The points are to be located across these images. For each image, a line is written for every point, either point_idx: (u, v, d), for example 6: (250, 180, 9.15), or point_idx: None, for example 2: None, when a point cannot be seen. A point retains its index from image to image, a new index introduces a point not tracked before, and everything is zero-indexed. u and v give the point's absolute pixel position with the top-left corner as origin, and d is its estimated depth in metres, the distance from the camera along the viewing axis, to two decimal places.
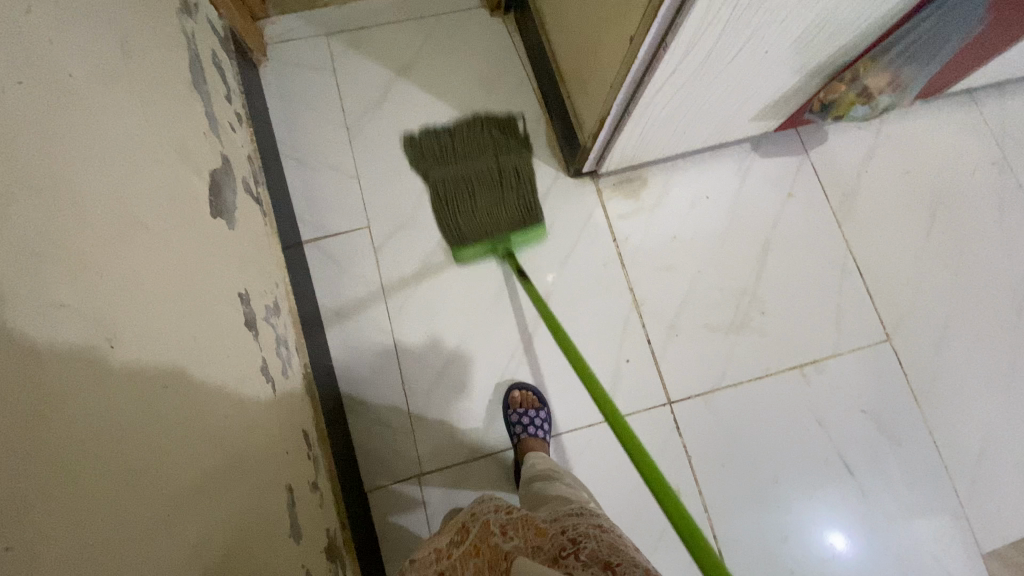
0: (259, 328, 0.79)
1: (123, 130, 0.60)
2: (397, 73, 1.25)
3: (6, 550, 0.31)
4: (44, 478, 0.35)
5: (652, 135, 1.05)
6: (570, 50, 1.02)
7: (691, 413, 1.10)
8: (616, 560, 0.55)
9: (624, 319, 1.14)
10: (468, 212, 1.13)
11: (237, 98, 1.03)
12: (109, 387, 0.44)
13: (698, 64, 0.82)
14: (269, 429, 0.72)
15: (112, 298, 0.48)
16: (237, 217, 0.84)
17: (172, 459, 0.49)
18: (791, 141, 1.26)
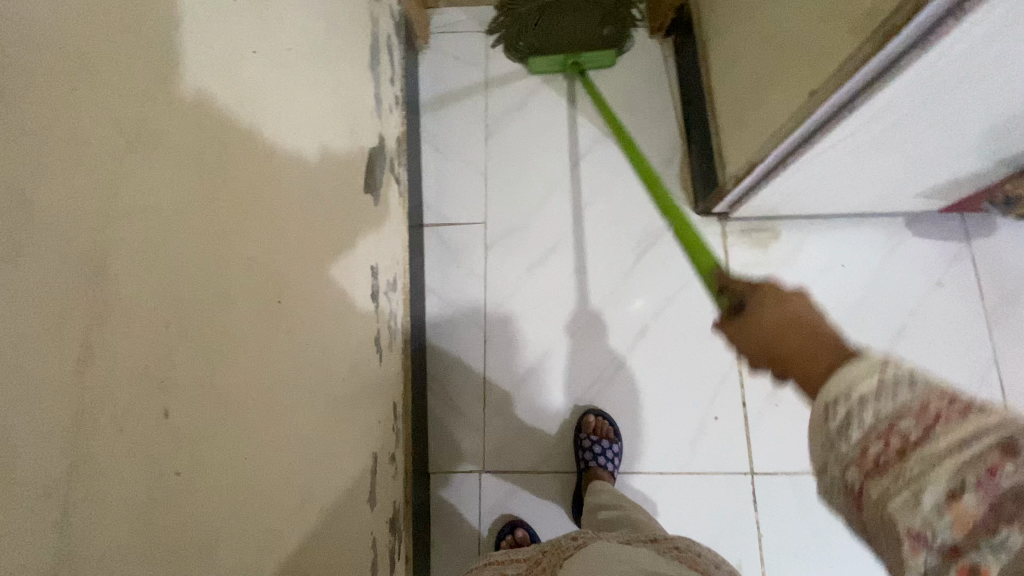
0: (379, 301, 0.84)
1: (315, 103, 0.66)
2: (544, 80, 1.27)
3: (177, 474, 0.34)
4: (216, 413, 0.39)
5: (801, 191, 0.99)
6: (734, 88, 0.98)
7: (773, 490, 1.02)
8: None
9: (721, 373, 1.09)
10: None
11: (398, 81, 1.10)
12: (273, 338, 0.48)
13: (884, 129, 0.75)
14: (370, 397, 0.77)
15: (286, 258, 0.53)
16: (380, 194, 0.89)
17: (302, 412, 0.53)
18: (953, 225, 1.14)
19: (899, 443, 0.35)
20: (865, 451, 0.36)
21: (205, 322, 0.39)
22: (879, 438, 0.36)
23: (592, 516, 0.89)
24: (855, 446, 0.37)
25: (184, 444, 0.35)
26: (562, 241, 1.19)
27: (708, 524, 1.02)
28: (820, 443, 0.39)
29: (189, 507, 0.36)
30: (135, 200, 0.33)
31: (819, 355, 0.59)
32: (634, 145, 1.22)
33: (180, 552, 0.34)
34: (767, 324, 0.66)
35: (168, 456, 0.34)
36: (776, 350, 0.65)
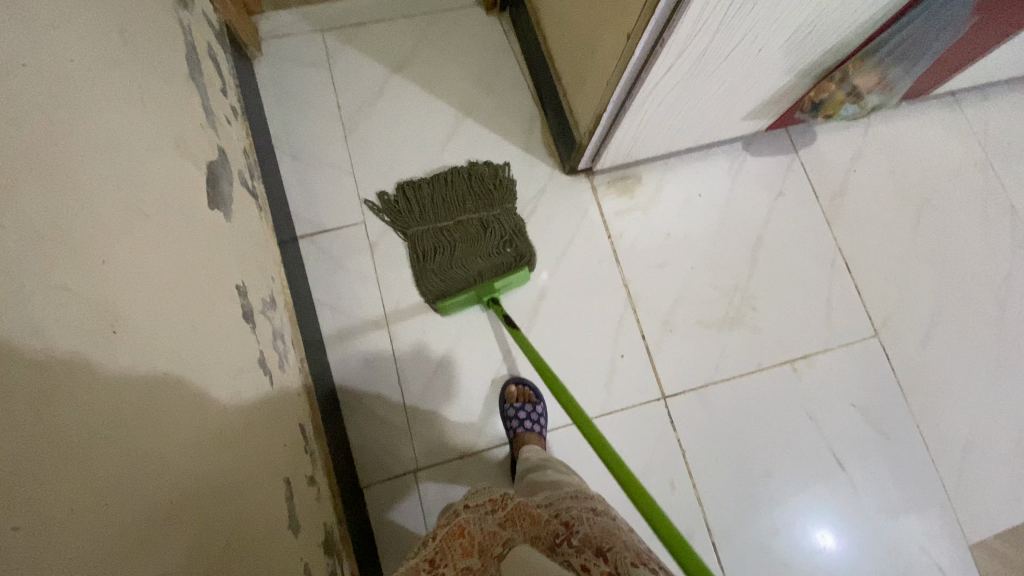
0: (256, 321, 0.79)
1: (124, 117, 0.60)
2: (392, 70, 1.25)
3: (15, 530, 0.31)
4: (50, 457, 0.35)
5: (648, 133, 1.07)
6: (567, 48, 1.03)
7: (685, 409, 1.11)
8: (607, 546, 0.63)
9: (619, 316, 1.15)
10: (449, 242, 1.14)
11: (232, 92, 1.02)
12: (114, 372, 0.44)
13: (694, 62, 0.84)
14: (266, 422, 0.72)
15: (116, 285, 0.48)
16: (234, 209, 0.83)
17: (176, 447, 0.49)
18: (781, 141, 1.29)
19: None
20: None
21: (10, 359, 0.34)
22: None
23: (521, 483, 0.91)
24: None
25: (12, 496, 0.31)
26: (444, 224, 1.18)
27: (638, 456, 1.08)
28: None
29: (39, 563, 0.32)
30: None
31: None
32: (494, 120, 1.25)
33: None
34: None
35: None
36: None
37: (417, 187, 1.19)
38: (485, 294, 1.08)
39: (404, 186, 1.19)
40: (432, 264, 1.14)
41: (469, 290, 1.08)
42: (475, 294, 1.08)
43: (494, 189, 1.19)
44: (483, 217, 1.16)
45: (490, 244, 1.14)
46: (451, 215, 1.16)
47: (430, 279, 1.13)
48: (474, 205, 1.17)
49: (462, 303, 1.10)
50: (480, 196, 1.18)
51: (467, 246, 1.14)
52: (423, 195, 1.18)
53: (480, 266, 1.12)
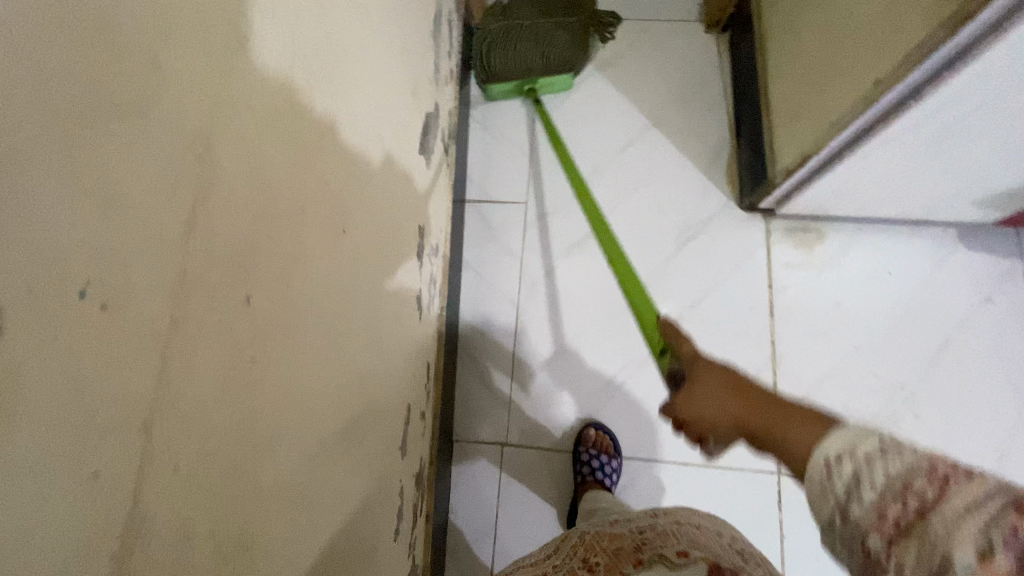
0: (423, 261, 0.86)
1: (387, 55, 0.68)
2: (596, 68, 1.28)
3: (253, 360, 0.37)
4: (286, 311, 0.41)
5: (853, 190, 0.97)
6: (794, 81, 0.97)
7: (800, 492, 1.00)
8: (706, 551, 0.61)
9: (753, 370, 1.07)
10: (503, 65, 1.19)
11: (454, 56, 1.11)
12: (334, 262, 0.50)
13: (948, 124, 0.74)
14: (408, 351, 0.78)
15: (353, 193, 0.55)
16: (432, 159, 0.91)
17: (351, 343, 0.55)
18: (1010, 241, 1.10)
19: (915, 504, 0.35)
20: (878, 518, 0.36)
21: (282, 223, 0.40)
22: (897, 496, 0.36)
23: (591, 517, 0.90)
24: (868, 507, 0.37)
25: (257, 333, 0.37)
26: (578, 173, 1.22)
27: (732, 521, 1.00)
28: (828, 520, 0.40)
29: (257, 393, 0.37)
30: (233, 88, 0.34)
31: (811, 431, 0.46)
32: (680, 138, 1.22)
33: (251, 432, 0.37)
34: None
35: (243, 339, 0.35)
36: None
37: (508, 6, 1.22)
38: (529, 88, 1.22)
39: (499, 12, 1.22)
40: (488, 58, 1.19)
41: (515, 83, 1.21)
42: (518, 86, 1.22)
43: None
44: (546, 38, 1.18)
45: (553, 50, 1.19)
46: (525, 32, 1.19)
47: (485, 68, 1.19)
48: (556, 39, 1.19)
49: (506, 91, 1.24)
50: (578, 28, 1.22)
51: (549, 28, 1.20)
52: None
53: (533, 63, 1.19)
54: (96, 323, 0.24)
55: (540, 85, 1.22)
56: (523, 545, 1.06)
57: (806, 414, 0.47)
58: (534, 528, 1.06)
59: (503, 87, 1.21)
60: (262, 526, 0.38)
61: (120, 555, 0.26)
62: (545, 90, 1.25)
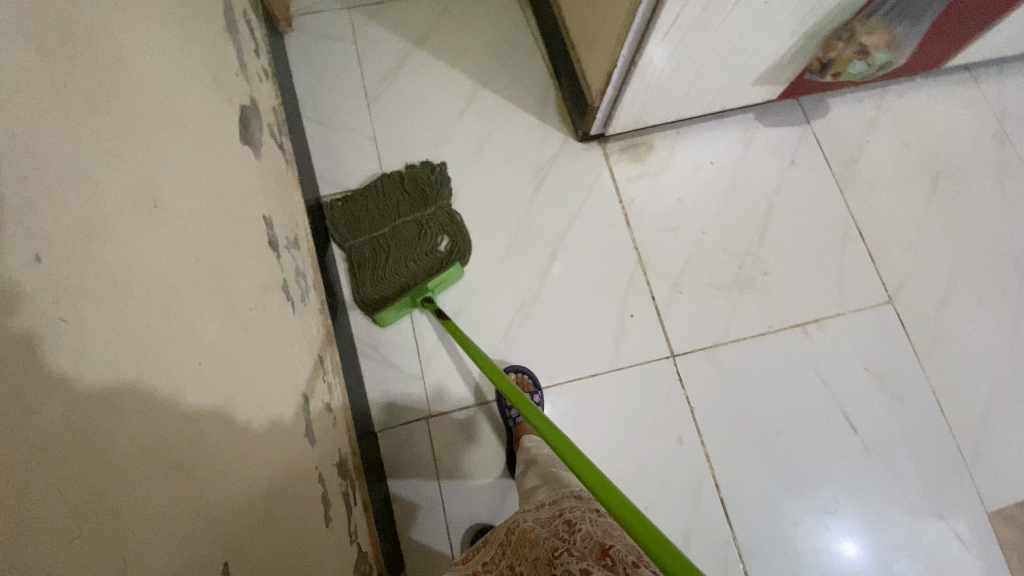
0: (281, 253, 0.84)
1: (169, 41, 0.65)
2: (414, 45, 1.31)
3: (62, 320, 0.34)
4: (101, 272, 0.39)
5: (658, 94, 1.10)
6: (583, 11, 1.07)
7: (695, 366, 1.12)
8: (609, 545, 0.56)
9: (628, 277, 1.17)
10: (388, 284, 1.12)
11: (264, 56, 1.09)
12: (154, 235, 0.48)
13: (699, 16, 0.86)
14: (286, 340, 0.76)
15: (160, 170, 0.53)
16: (262, 153, 0.89)
17: (204, 323, 0.53)
18: (793, 112, 1.30)
19: None
20: None
21: (65, 186, 0.38)
22: None
23: (530, 473, 0.91)
24: None
25: (66, 290, 0.35)
26: (424, 145, 1.25)
27: (647, 411, 1.09)
28: None
29: (77, 355, 0.35)
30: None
31: None
32: (509, 91, 1.30)
33: (81, 395, 0.34)
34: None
35: (47, 296, 0.33)
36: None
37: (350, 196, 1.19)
38: (422, 297, 1.10)
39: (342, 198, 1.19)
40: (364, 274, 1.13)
41: (405, 298, 1.10)
42: (409, 300, 1.10)
43: (432, 191, 1.19)
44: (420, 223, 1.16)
45: (422, 245, 1.15)
46: (386, 218, 1.17)
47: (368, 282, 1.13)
48: (411, 212, 1.18)
49: (399, 312, 1.12)
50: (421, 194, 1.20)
51: (403, 223, 1.17)
52: (358, 206, 1.18)
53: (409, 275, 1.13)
54: None
55: (434, 287, 1.10)
56: (472, 505, 1.07)
57: None
58: (477, 486, 1.08)
59: (394, 310, 1.10)
60: (132, 488, 0.37)
61: None
62: (439, 292, 1.14)
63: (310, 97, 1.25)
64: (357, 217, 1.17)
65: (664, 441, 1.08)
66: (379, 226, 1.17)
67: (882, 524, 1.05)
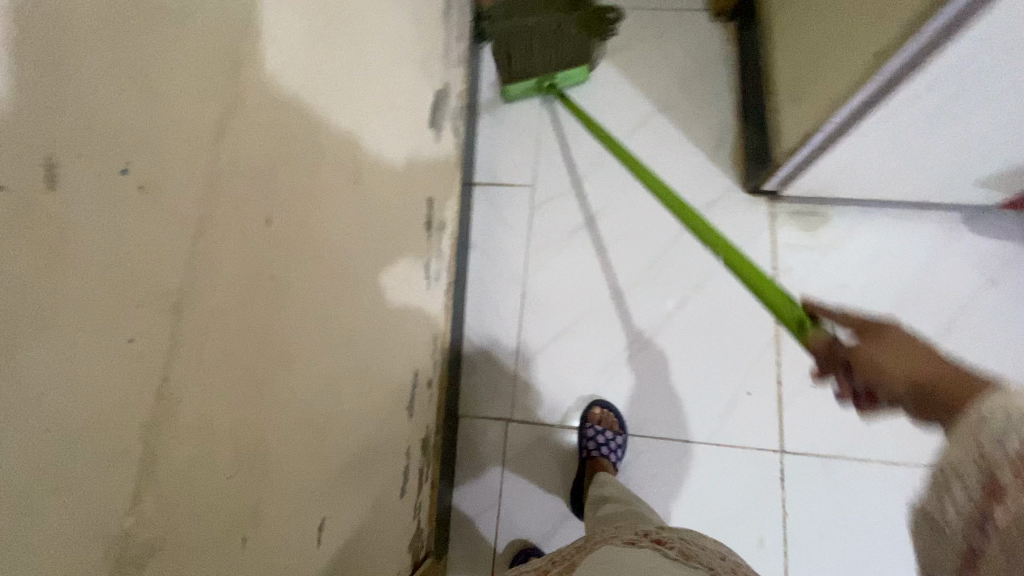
0: (431, 233, 0.88)
1: (400, 24, 0.70)
2: (603, 56, 1.29)
3: (272, 279, 0.39)
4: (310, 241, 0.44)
5: (857, 169, 0.98)
6: (799, 63, 0.98)
7: (802, 470, 1.01)
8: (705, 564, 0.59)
9: (756, 350, 1.08)
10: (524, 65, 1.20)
11: (464, 40, 1.14)
12: (350, 210, 0.53)
13: (942, 101, 0.75)
14: (415, 316, 0.80)
15: (366, 148, 0.57)
16: (441, 135, 0.93)
17: (363, 294, 0.57)
18: (1016, 226, 1.10)
19: (995, 497, 0.34)
20: (986, 516, 0.35)
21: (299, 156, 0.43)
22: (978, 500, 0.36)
23: (606, 504, 0.88)
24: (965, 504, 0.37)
25: (281, 253, 0.40)
26: (585, 157, 1.24)
27: (734, 498, 1.01)
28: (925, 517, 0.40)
29: (276, 312, 0.39)
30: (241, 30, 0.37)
31: (975, 386, 0.49)
32: (686, 123, 1.24)
33: (269, 348, 0.39)
34: (901, 370, 0.56)
35: (266, 258, 0.38)
36: (923, 379, 0.55)
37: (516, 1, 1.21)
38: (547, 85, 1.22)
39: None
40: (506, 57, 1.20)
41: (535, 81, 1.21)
42: (534, 84, 1.22)
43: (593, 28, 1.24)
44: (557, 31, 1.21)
45: (565, 54, 1.20)
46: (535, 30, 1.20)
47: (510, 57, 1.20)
48: (568, 37, 1.21)
49: (524, 90, 1.23)
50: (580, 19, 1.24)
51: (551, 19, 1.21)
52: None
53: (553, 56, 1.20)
54: (133, 204, 0.27)
55: (562, 78, 1.22)
56: (526, 520, 1.07)
57: (952, 398, 0.50)
58: (537, 503, 1.08)
59: (521, 84, 1.21)
60: (279, 442, 0.41)
61: (156, 416, 0.29)
62: (564, 83, 1.24)
63: (491, 86, 1.29)
64: (512, 20, 1.21)
65: (742, 534, 0.99)
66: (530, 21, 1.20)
67: None
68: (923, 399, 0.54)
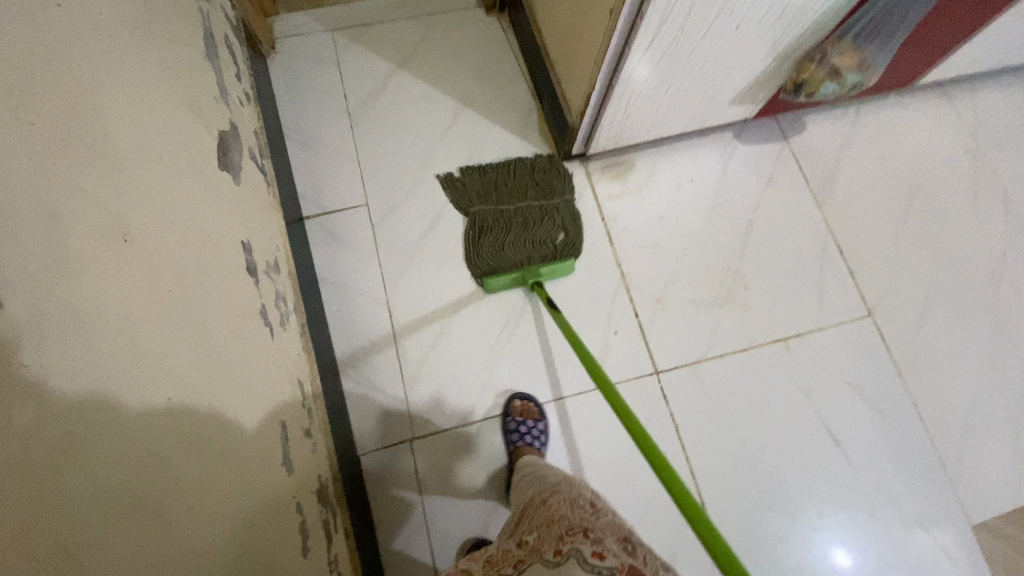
0: (259, 277, 0.83)
1: (146, 72, 0.65)
2: (397, 66, 1.32)
3: (24, 365, 0.34)
4: (55, 360, 0.37)
5: (638, 115, 1.11)
6: (562, 35, 1.09)
7: (679, 383, 1.12)
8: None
9: (612, 295, 1.18)
10: (500, 245, 1.18)
11: (245, 78, 1.08)
12: (125, 271, 0.48)
13: (673, 40, 0.88)
14: (263, 366, 0.76)
15: (131, 205, 0.52)
16: (242, 177, 0.89)
17: (172, 358, 0.52)
18: (771, 130, 1.33)
19: None
20: None
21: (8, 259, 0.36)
22: None
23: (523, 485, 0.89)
24: None
25: (26, 334, 0.35)
26: (408, 164, 1.25)
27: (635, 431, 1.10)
28: None
29: (39, 400, 0.35)
30: None
31: None
32: (490, 111, 1.30)
33: (41, 441, 0.34)
34: None
35: (7, 344, 0.33)
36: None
37: (476, 184, 1.23)
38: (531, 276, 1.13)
39: (466, 170, 1.25)
40: (472, 196, 1.22)
41: (514, 274, 1.14)
42: (520, 274, 1.14)
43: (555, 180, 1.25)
44: (544, 212, 1.21)
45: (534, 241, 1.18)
46: (505, 174, 1.24)
47: (484, 248, 1.18)
48: (544, 201, 1.22)
49: (507, 283, 1.16)
50: (547, 162, 1.27)
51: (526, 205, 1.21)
52: (504, 201, 1.22)
53: (527, 257, 1.16)
54: None
55: (544, 271, 1.14)
56: (457, 526, 1.06)
57: None
58: (463, 504, 1.07)
59: (504, 278, 1.13)
60: (92, 532, 0.36)
61: None
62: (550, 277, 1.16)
63: (293, 120, 1.25)
64: (500, 213, 1.21)
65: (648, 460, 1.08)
66: (504, 204, 1.21)
67: (869, 540, 1.06)
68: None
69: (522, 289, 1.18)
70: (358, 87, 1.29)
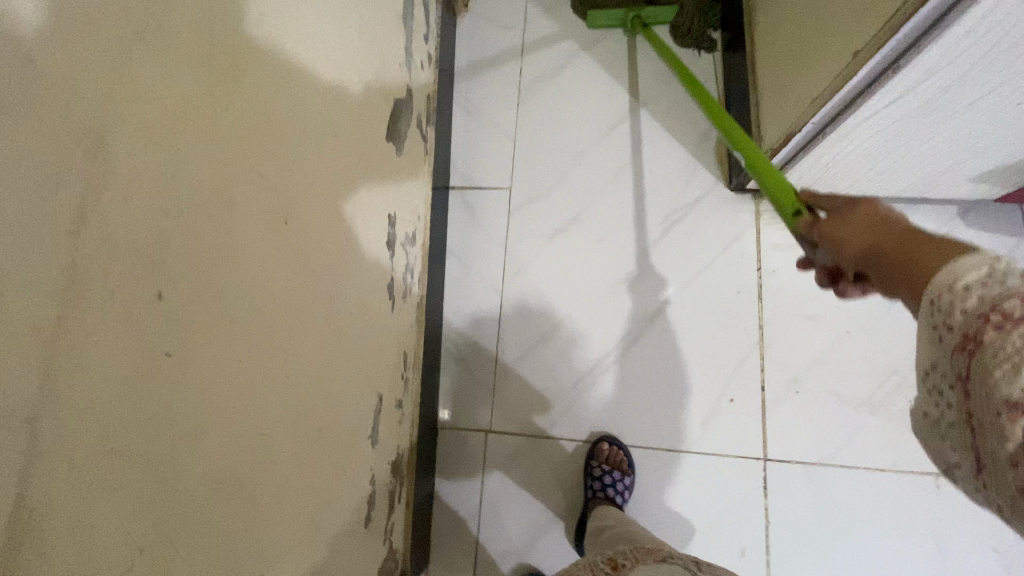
0: (396, 250, 0.86)
1: (342, 42, 0.66)
2: (582, 47, 1.24)
3: (168, 356, 0.37)
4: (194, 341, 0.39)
5: (844, 168, 0.93)
6: (780, 55, 0.93)
7: (787, 478, 1.00)
8: None
9: (740, 358, 1.06)
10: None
11: (432, 39, 1.08)
12: (278, 254, 0.51)
13: (925, 102, 0.70)
14: (378, 338, 0.79)
15: (299, 186, 0.54)
16: (404, 146, 0.90)
17: (299, 338, 0.55)
18: (1012, 219, 1.05)
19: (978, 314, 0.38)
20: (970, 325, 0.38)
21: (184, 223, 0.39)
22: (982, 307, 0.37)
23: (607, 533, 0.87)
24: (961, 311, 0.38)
25: (174, 326, 0.37)
26: (563, 156, 1.19)
27: (717, 508, 1.01)
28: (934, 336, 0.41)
29: (173, 390, 0.37)
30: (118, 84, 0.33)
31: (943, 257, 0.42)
32: (668, 117, 1.18)
33: (167, 430, 0.36)
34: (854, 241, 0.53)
35: (155, 339, 0.35)
36: (877, 245, 0.50)
37: None
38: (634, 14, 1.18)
39: None
40: None
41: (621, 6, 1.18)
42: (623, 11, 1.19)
43: None
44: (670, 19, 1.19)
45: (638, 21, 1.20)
46: None
47: None
48: None
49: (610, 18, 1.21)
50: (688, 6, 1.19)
51: None
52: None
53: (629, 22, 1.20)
54: None
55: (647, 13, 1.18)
56: (508, 528, 1.07)
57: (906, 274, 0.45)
58: (520, 511, 1.07)
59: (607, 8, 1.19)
60: (192, 516, 0.39)
61: (11, 537, 0.26)
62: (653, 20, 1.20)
63: (466, 85, 1.25)
64: None
65: (722, 544, 0.99)
66: None
67: None
68: (871, 267, 0.51)
69: (643, 310, 1.10)
70: (537, 62, 1.24)
